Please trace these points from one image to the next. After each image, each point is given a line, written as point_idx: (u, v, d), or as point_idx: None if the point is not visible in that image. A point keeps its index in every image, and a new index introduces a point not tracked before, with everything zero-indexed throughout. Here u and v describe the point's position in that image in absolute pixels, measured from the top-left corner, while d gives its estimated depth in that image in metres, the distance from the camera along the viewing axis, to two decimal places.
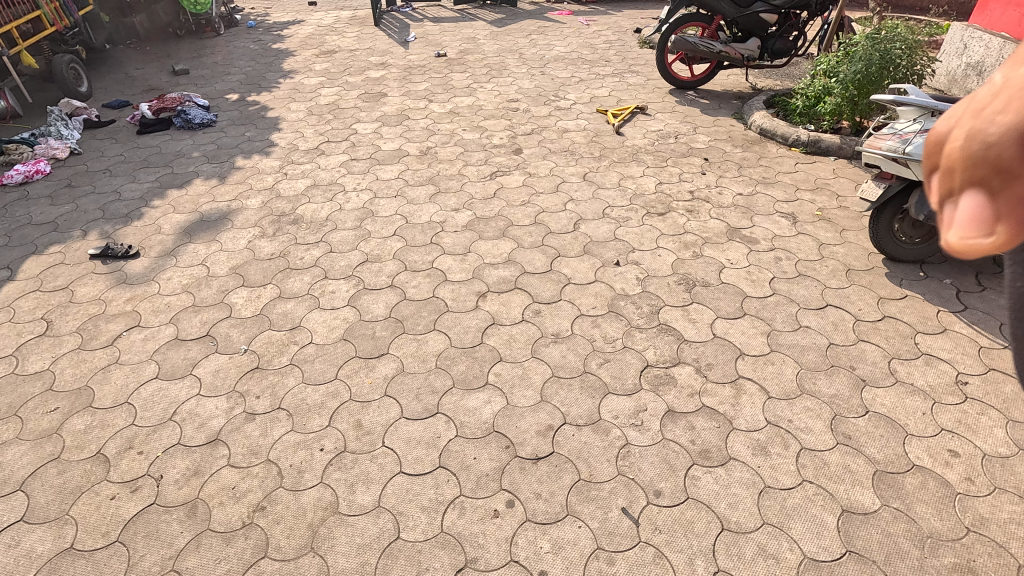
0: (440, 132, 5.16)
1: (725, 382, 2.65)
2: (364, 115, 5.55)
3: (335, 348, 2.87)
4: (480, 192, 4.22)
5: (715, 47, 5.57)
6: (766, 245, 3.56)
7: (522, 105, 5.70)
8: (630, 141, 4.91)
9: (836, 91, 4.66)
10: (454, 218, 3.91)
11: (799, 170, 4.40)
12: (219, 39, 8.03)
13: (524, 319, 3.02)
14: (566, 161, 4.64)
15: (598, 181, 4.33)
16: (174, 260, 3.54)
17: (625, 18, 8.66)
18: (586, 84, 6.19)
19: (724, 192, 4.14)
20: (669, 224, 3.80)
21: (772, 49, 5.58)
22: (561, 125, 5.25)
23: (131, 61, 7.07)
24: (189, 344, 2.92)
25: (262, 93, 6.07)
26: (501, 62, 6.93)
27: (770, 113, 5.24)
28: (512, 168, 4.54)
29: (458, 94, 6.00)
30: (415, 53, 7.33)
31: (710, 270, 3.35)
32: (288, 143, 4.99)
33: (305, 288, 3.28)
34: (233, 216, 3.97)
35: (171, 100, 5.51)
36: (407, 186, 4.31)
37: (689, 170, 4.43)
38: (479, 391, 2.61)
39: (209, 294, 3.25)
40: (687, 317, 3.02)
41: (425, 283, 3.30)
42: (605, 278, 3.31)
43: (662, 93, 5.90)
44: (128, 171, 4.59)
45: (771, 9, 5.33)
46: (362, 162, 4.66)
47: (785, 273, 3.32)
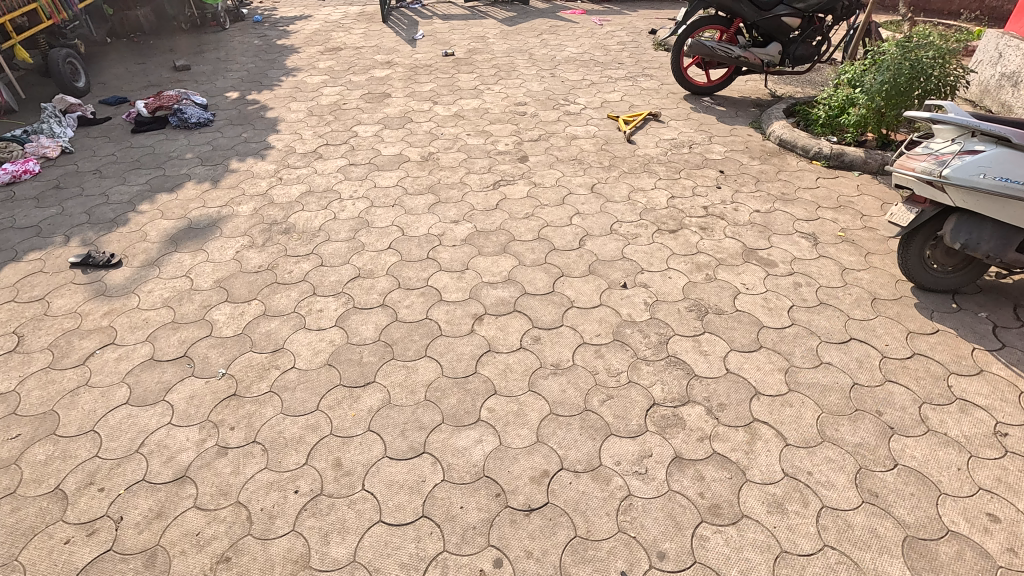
0: (443, 137, 4.96)
1: (739, 426, 2.43)
2: (365, 116, 5.35)
3: (319, 374, 2.69)
4: (482, 202, 4.01)
5: (733, 51, 5.32)
6: (785, 268, 3.32)
7: (530, 108, 5.48)
8: (641, 150, 4.68)
9: (862, 101, 4.40)
10: (454, 231, 3.71)
11: (820, 186, 4.15)
12: (224, 34, 7.88)
13: (522, 347, 2.81)
14: (573, 170, 4.42)
15: (607, 193, 4.11)
16: (157, 271, 3.37)
17: (639, 18, 8.39)
18: (597, 88, 5.95)
19: (740, 208, 3.90)
20: (681, 242, 3.57)
21: (794, 55, 5.33)
22: (569, 131, 5.02)
23: (132, 56, 6.92)
24: (164, 365, 2.74)
25: (263, 92, 5.89)
26: (510, 62, 6.70)
27: (790, 122, 4.97)
28: (517, 178, 4.32)
29: (464, 96, 5.78)
30: (422, 51, 7.12)
31: (724, 296, 3.13)
32: (285, 146, 4.80)
33: (291, 306, 3.10)
34: (223, 224, 3.80)
35: (168, 98, 5.35)
36: (405, 195, 4.10)
37: (703, 184, 4.19)
38: (470, 429, 2.41)
39: (190, 309, 3.08)
40: (698, 348, 2.80)
41: (419, 303, 3.10)
42: (611, 302, 3.10)
43: (676, 99, 5.66)
44: (119, 172, 4.43)
45: (794, 13, 5.08)
46: (360, 168, 4.47)
47: (805, 302, 3.08)
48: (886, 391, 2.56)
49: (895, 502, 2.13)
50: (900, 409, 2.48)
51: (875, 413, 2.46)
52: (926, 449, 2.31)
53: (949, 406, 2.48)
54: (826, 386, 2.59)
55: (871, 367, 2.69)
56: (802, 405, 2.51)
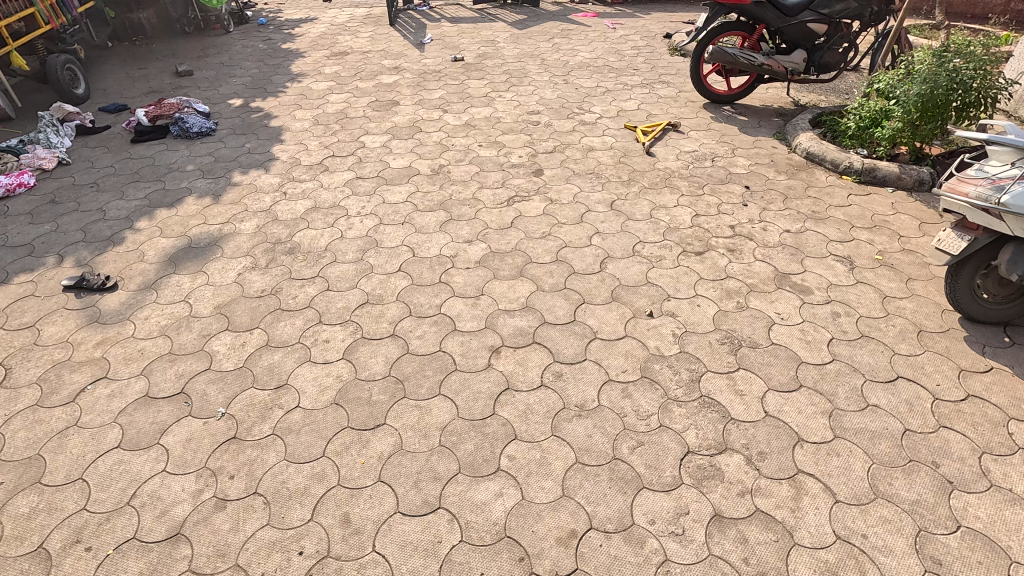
0: (454, 148, 4.76)
1: (783, 479, 2.22)
2: (373, 126, 5.16)
3: (325, 415, 2.50)
4: (496, 220, 3.82)
5: (756, 59, 5.09)
6: (822, 296, 3.12)
7: (543, 117, 5.28)
8: (661, 163, 4.47)
9: (896, 114, 4.18)
10: (467, 251, 3.52)
11: (853, 203, 3.93)
12: (227, 37, 7.70)
13: (543, 384, 2.62)
14: (591, 185, 4.22)
15: (627, 210, 3.90)
16: (154, 295, 3.19)
17: (653, 21, 8.17)
18: (612, 95, 5.75)
19: (769, 228, 3.69)
20: (708, 265, 3.37)
21: (820, 63, 5.11)
22: (585, 142, 4.82)
23: (133, 60, 6.74)
24: (159, 403, 2.55)
25: (267, 99, 5.71)
26: (521, 68, 6.50)
27: (817, 133, 4.75)
28: (532, 193, 4.12)
29: (475, 104, 5.58)
30: (431, 56, 6.92)
31: (757, 327, 2.92)
32: (290, 157, 4.62)
33: (296, 335, 2.91)
34: (224, 243, 3.62)
35: (169, 106, 5.16)
36: (415, 211, 3.91)
37: (728, 201, 3.98)
38: (489, 480, 2.22)
39: (188, 339, 2.89)
40: (733, 387, 2.60)
41: (431, 333, 2.91)
42: (637, 333, 2.90)
43: (695, 107, 5.44)
44: (117, 185, 4.25)
45: (820, 19, 4.90)
46: (368, 181, 4.27)
47: (845, 334, 2.87)
48: (941, 439, 2.35)
49: (962, 572, 1.92)
50: (958, 460, 2.27)
51: (931, 465, 2.26)
52: (991, 509, 2.10)
53: (1012, 458, 2.27)
54: (875, 433, 2.39)
55: (922, 410, 2.48)
56: (851, 455, 2.30)
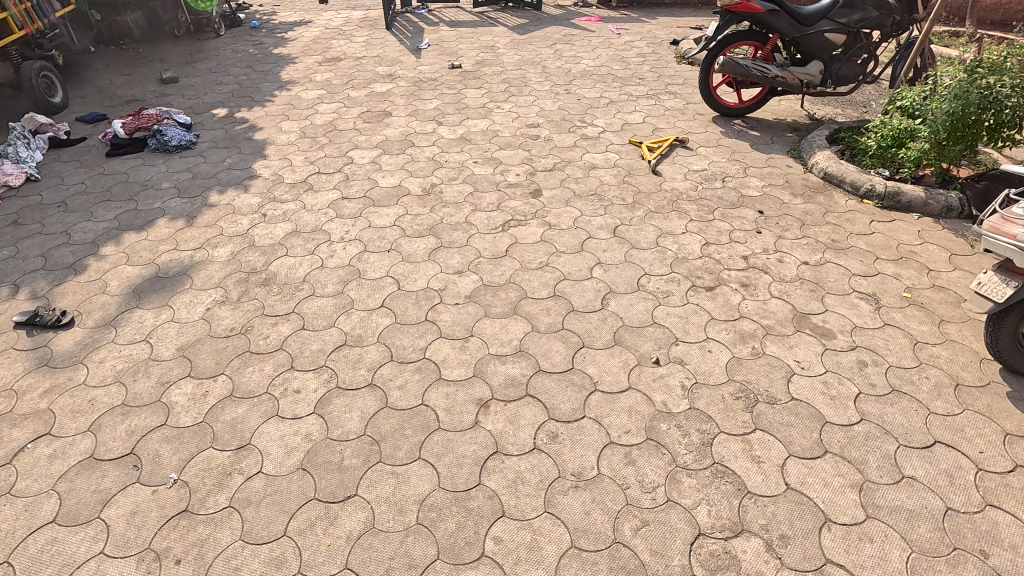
0: (447, 165, 4.48)
1: (809, 570, 1.93)
2: (363, 139, 4.88)
3: (290, 483, 2.22)
4: (489, 247, 3.53)
5: (770, 71, 4.80)
6: (846, 342, 2.82)
7: (543, 131, 4.99)
8: (668, 184, 4.18)
9: (921, 133, 3.87)
10: (457, 283, 3.24)
11: (875, 231, 3.63)
12: (217, 42, 7.44)
13: (536, 448, 2.33)
14: (593, 207, 3.93)
15: (632, 237, 3.61)
16: (113, 333, 2.92)
17: (659, 26, 7.87)
18: (616, 107, 5.46)
19: (786, 259, 3.40)
20: (720, 303, 3.08)
21: (837, 74, 4.82)
22: (587, 159, 4.53)
23: (117, 65, 6.49)
24: (105, 466, 2.28)
25: (253, 109, 5.43)
26: (521, 76, 6.21)
27: (834, 151, 4.44)
28: (529, 217, 3.84)
29: (471, 115, 5.30)
30: (428, 63, 6.64)
31: (775, 378, 2.63)
32: (273, 174, 4.34)
33: (263, 384, 2.63)
34: (195, 273, 3.34)
35: (147, 117, 4.87)
36: (402, 237, 3.63)
37: (741, 227, 3.69)
38: (471, 570, 1.93)
39: (145, 387, 2.62)
40: (750, 453, 2.31)
41: (414, 383, 2.62)
42: (641, 385, 2.61)
43: (704, 121, 5.15)
44: (86, 205, 3.98)
45: (839, 29, 4.62)
46: (355, 202, 3.99)
47: (873, 388, 2.58)
48: (989, 522, 2.06)
49: None
50: (1010, 549, 1.98)
51: (980, 555, 1.96)
52: None
53: None
54: (912, 512, 2.09)
55: (965, 484, 2.18)
56: (886, 540, 2.01)
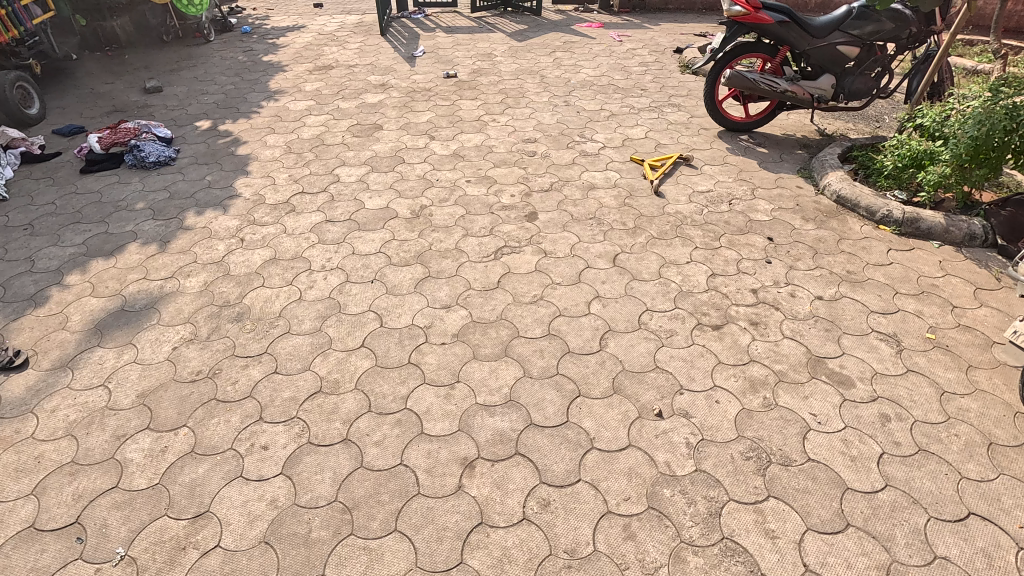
0: (438, 184, 4.25)
1: None
2: (351, 155, 4.65)
3: (250, 560, 1.99)
4: (480, 278, 3.31)
5: (778, 85, 4.58)
6: (866, 391, 2.59)
7: (540, 147, 4.77)
8: (671, 207, 3.95)
9: (942, 155, 3.63)
10: (444, 319, 3.01)
11: (894, 261, 3.40)
12: (206, 48, 7.22)
13: (526, 518, 2.10)
14: (591, 233, 3.70)
15: (632, 267, 3.38)
16: (69, 377, 2.69)
17: (662, 34, 7.64)
18: (617, 120, 5.23)
19: (798, 293, 3.17)
20: (727, 344, 2.85)
21: (850, 89, 4.59)
22: (586, 178, 4.31)
23: (100, 73, 6.26)
24: (45, 538, 2.05)
25: (238, 122, 5.21)
26: (518, 87, 5.98)
27: (847, 171, 4.21)
28: (524, 243, 3.61)
29: (465, 129, 5.07)
30: (422, 72, 6.41)
31: (789, 434, 2.40)
32: (254, 194, 4.11)
33: (228, 438, 2.40)
34: (164, 306, 3.11)
35: (124, 131, 4.65)
36: (388, 266, 3.40)
37: (749, 257, 3.46)
38: None
39: (98, 441, 2.39)
40: (763, 527, 2.07)
41: (393, 438, 2.39)
42: (642, 442, 2.38)
43: (709, 136, 4.91)
44: (54, 227, 3.75)
45: (851, 41, 4.40)
46: (339, 226, 3.76)
47: (898, 447, 2.34)
48: None
49: None
50: None
51: None
52: None
53: None
54: None
55: (1005, 567, 1.95)
56: None
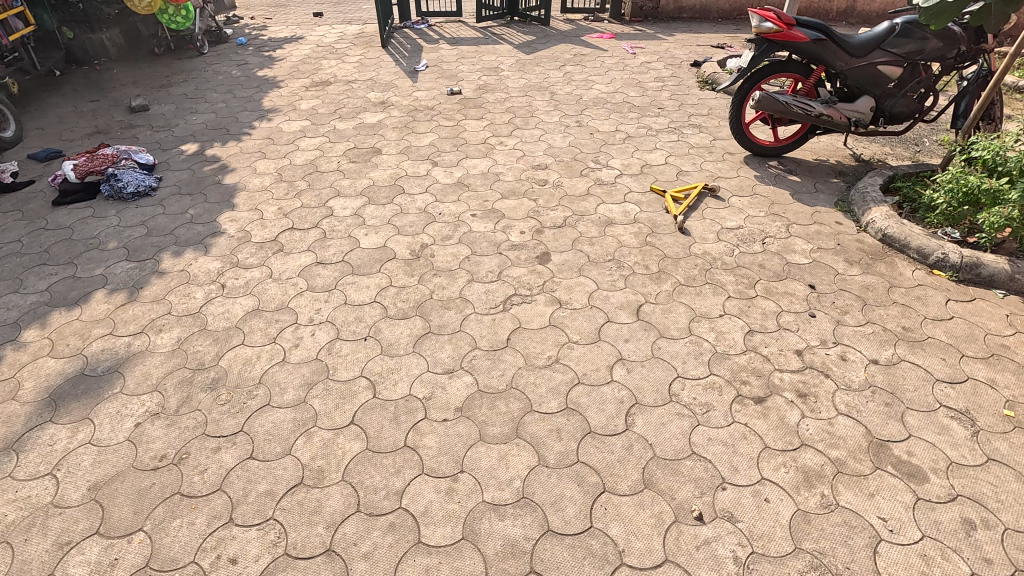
0: (441, 218, 3.89)
1: None
2: (347, 183, 4.29)
3: None
4: (487, 334, 2.93)
5: (813, 108, 4.19)
6: (942, 488, 2.19)
7: (551, 174, 4.40)
8: (698, 246, 3.57)
9: (1007, 192, 3.24)
10: (446, 389, 2.63)
11: (955, 316, 3.00)
12: (198, 61, 6.89)
13: None
14: (610, 278, 3.32)
15: (658, 321, 3.00)
16: (12, 463, 2.32)
17: (678, 45, 7.26)
18: (634, 143, 4.85)
19: (849, 356, 2.78)
20: (774, 423, 2.46)
21: (890, 112, 4.21)
22: (602, 212, 3.93)
23: (86, 91, 5.93)
24: None
25: (227, 145, 4.86)
26: (527, 104, 5.62)
27: (892, 205, 3.81)
28: (535, 290, 3.24)
29: (470, 153, 4.70)
30: (424, 88, 6.05)
31: (857, 547, 2.01)
32: (239, 230, 3.76)
33: (190, 547, 2.03)
34: (129, 369, 2.75)
35: (102, 158, 4.30)
36: (384, 319, 3.04)
37: (790, 309, 3.07)
38: None
39: (37, 551, 2.02)
40: None
41: (385, 549, 2.02)
42: (682, 556, 1.99)
43: (735, 162, 4.53)
44: (17, 270, 3.40)
45: (893, 60, 4.01)
46: (331, 269, 3.41)
47: (991, 566, 1.95)
48: None
49: None
50: None
51: None
52: None
53: None
54: None
55: None
56: None
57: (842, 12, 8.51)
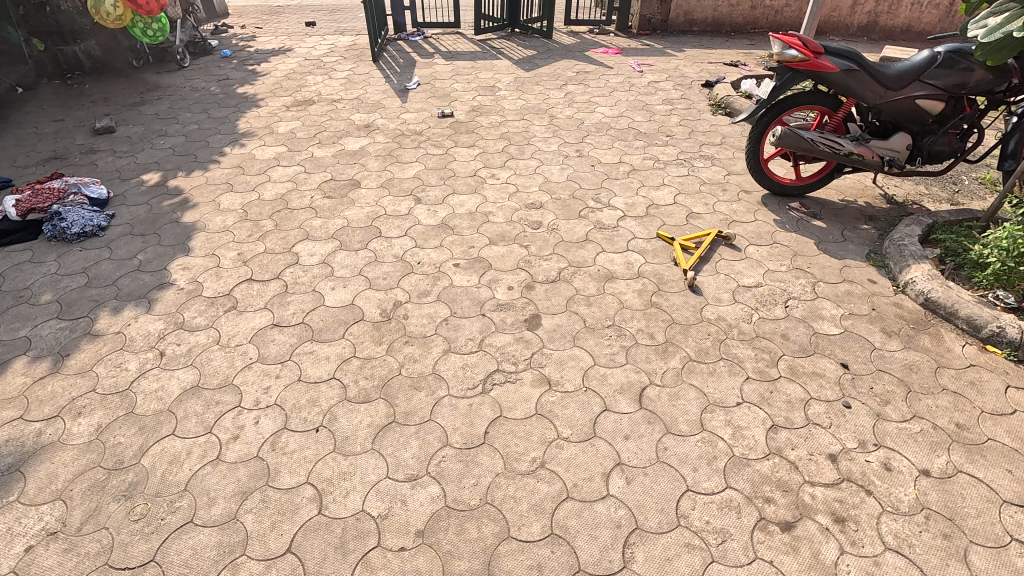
0: (420, 269, 3.44)
1: None
2: (319, 223, 3.85)
3: None
4: (461, 426, 2.47)
5: (842, 146, 3.71)
6: None
7: (546, 214, 3.95)
8: (711, 310, 3.11)
9: None
10: (406, 504, 2.18)
11: (1019, 410, 2.52)
12: (177, 76, 6.50)
13: None
14: (609, 350, 2.86)
15: (665, 410, 2.54)
16: None
17: (688, 63, 6.79)
18: (639, 177, 4.39)
19: (895, 464, 2.31)
20: (806, 562, 1.99)
21: (929, 150, 3.73)
22: (602, 263, 3.48)
23: (51, 109, 5.53)
24: None
25: (193, 175, 4.44)
26: (524, 129, 5.17)
27: (935, 261, 3.32)
28: (521, 365, 2.78)
29: (458, 188, 4.26)
30: (414, 109, 5.62)
31: None
32: (189, 282, 3.33)
33: None
34: (33, 468, 2.31)
35: (48, 193, 3.88)
36: (342, 402, 2.59)
37: (820, 397, 2.60)
38: None
39: None
40: None
41: None
42: None
43: (753, 203, 4.05)
44: None
45: (934, 93, 3.54)
46: (289, 333, 2.97)
47: None
48: None
49: None
50: None
51: None
52: None
53: None
54: None
55: None
56: None
57: (864, 27, 8.04)
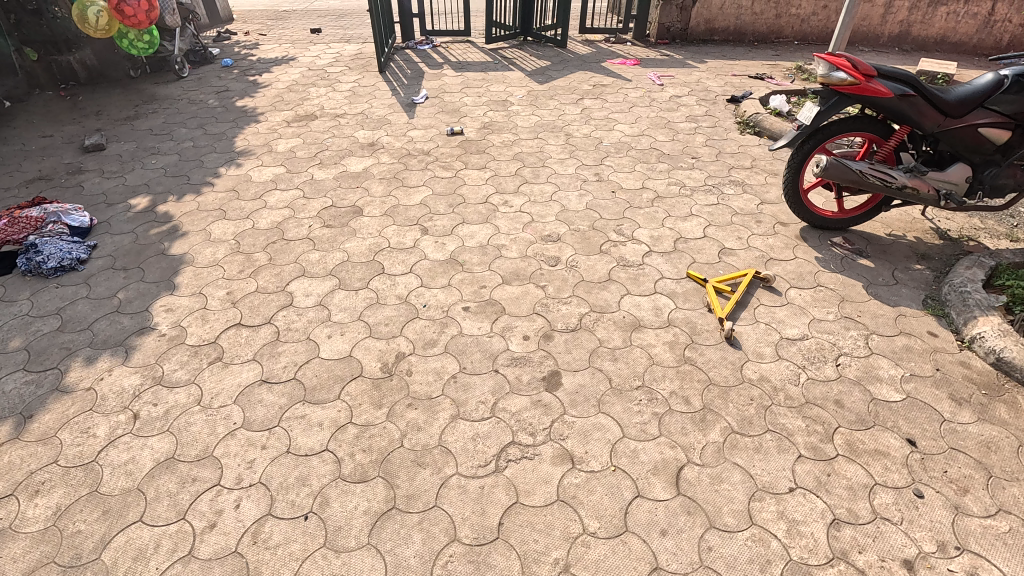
0: (426, 313, 3.11)
1: None
2: (316, 257, 3.54)
3: None
4: (471, 515, 2.14)
5: (895, 178, 3.35)
6: None
7: (564, 248, 3.61)
8: (753, 369, 2.76)
9: None
10: None
11: None
12: (174, 87, 6.22)
13: None
14: (639, 418, 2.52)
15: (707, 498, 2.20)
16: None
17: (710, 75, 6.44)
18: (665, 206, 4.04)
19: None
20: None
21: (991, 183, 3.36)
22: (627, 308, 3.14)
23: (41, 124, 5.27)
24: None
25: (184, 199, 4.14)
26: (538, 149, 4.84)
27: (1005, 311, 2.95)
28: (539, 436, 2.44)
29: (468, 217, 3.93)
30: (422, 125, 5.30)
31: None
32: (172, 327, 3.02)
33: None
34: None
35: (25, 222, 3.60)
36: (336, 480, 2.27)
37: (887, 483, 2.24)
38: None
39: None
40: None
41: None
42: None
43: (791, 238, 3.69)
44: None
45: (999, 122, 3.18)
46: (278, 392, 2.64)
47: None
48: None
49: None
50: None
51: None
52: None
53: None
54: None
55: None
56: None
57: (894, 37, 7.65)
